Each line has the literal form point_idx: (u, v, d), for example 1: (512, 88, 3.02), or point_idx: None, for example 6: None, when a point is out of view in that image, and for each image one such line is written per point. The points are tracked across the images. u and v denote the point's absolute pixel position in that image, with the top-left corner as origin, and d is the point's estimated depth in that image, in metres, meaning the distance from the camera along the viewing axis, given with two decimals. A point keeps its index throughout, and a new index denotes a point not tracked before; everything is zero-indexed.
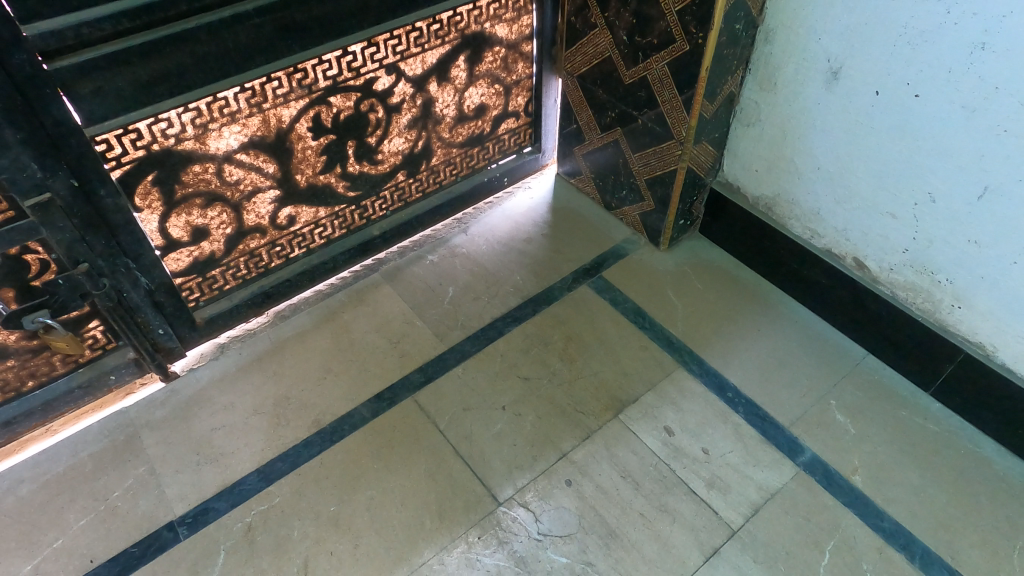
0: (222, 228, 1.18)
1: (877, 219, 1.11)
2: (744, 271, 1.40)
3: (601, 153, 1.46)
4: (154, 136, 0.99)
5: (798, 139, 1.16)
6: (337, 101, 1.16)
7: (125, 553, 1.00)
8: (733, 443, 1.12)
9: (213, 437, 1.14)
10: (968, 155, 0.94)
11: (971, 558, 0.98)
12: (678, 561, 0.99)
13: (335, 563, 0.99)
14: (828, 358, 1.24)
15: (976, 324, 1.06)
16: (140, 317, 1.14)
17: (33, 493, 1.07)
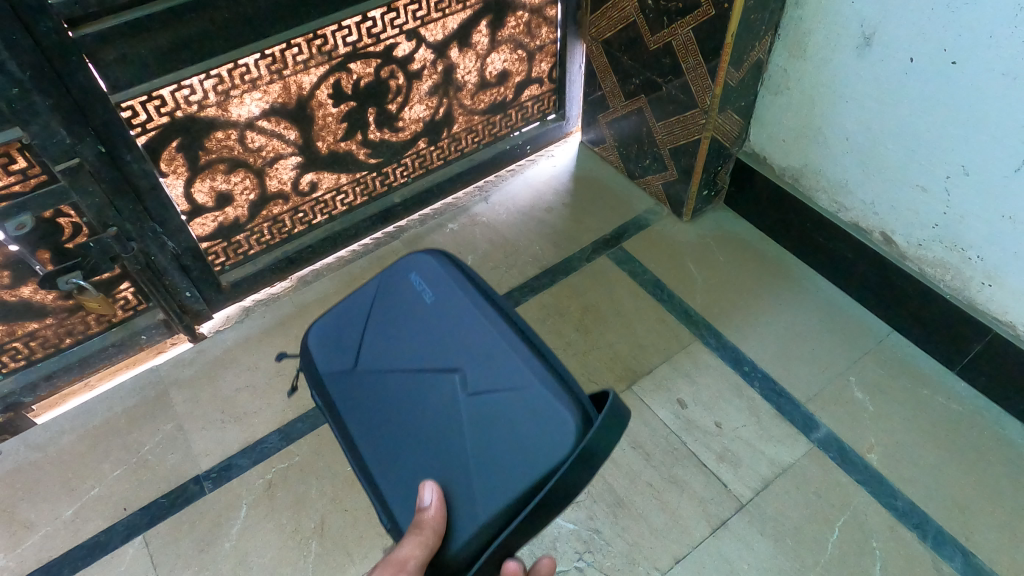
0: (246, 194, 1.20)
1: (906, 193, 1.07)
2: (768, 243, 1.37)
3: (625, 121, 1.43)
4: (177, 103, 1.01)
5: (828, 108, 1.12)
6: (357, 68, 1.16)
7: (155, 502, 1.06)
8: (747, 417, 1.12)
9: (238, 397, 1.19)
10: (1005, 127, 0.89)
11: (985, 539, 0.97)
12: (685, 532, 1.00)
13: (350, 519, 1.03)
14: (850, 335, 1.22)
15: (1006, 303, 1.02)
16: (167, 279, 1.18)
17: (71, 443, 1.13)
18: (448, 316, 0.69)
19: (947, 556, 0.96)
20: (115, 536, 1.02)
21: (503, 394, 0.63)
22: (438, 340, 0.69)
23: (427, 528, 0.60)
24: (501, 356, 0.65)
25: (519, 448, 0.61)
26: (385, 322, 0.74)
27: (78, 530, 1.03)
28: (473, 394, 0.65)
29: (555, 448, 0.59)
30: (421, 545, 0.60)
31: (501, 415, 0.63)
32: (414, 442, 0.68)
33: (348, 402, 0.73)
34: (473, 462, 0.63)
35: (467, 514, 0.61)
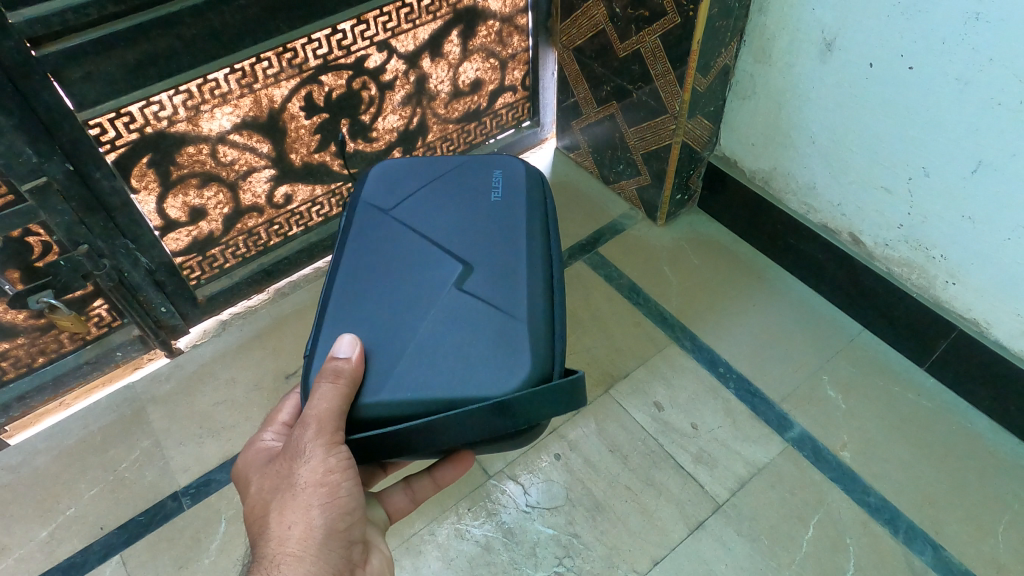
0: (220, 208, 1.20)
1: (872, 193, 1.09)
2: (742, 245, 1.40)
3: (598, 128, 1.45)
4: (147, 119, 1.00)
5: (794, 112, 1.14)
6: (329, 80, 1.16)
7: (133, 520, 1.05)
8: (722, 418, 1.13)
9: (215, 411, 1.18)
10: (961, 129, 0.91)
11: (954, 533, 0.99)
12: (662, 533, 1.01)
13: None
14: (822, 334, 1.24)
15: (969, 300, 1.04)
16: (142, 295, 1.17)
17: (46, 463, 1.12)
18: (499, 211, 0.79)
19: (918, 550, 0.97)
20: (92, 555, 1.01)
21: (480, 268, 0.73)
22: (467, 216, 0.79)
23: (346, 378, 0.63)
24: (517, 266, 0.74)
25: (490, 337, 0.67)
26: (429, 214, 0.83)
27: (54, 552, 1.02)
28: (476, 285, 0.72)
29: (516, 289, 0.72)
30: (339, 397, 0.62)
31: (486, 285, 0.72)
32: (414, 281, 0.73)
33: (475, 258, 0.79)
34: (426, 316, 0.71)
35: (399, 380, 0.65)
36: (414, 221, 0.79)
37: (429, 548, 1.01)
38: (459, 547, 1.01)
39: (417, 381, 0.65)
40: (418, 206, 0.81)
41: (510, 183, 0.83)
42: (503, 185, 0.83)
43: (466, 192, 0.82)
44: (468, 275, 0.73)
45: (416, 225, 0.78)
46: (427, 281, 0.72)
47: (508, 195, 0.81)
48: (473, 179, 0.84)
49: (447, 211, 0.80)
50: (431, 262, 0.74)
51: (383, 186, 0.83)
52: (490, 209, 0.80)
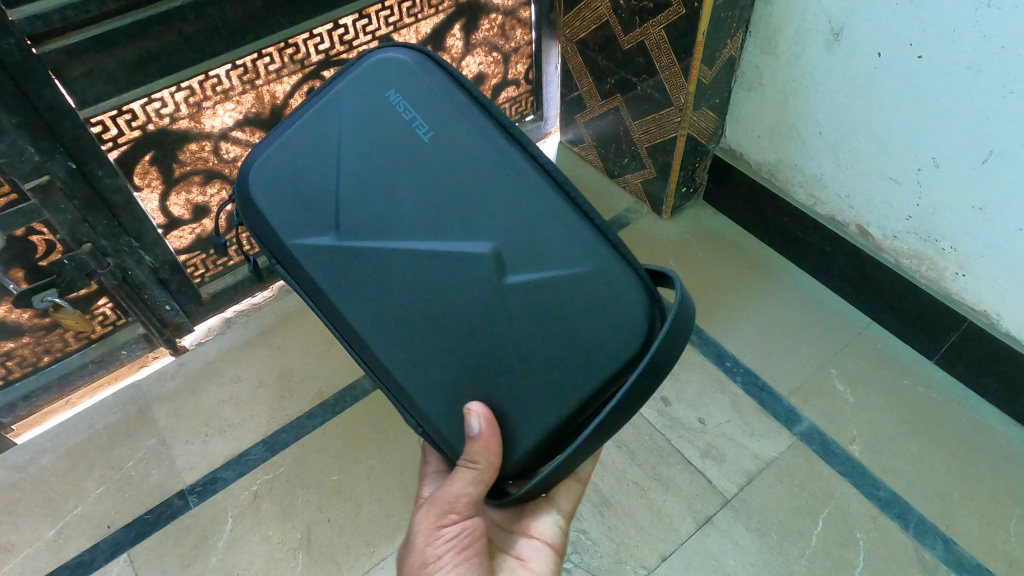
0: (223, 205, 1.20)
1: (880, 185, 1.08)
2: (748, 238, 1.39)
3: (603, 121, 1.44)
4: (148, 117, 1.00)
5: (800, 103, 1.13)
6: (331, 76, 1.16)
7: (140, 519, 1.05)
8: (730, 412, 1.13)
9: (221, 409, 1.18)
10: (972, 118, 0.90)
11: (965, 526, 0.98)
12: (670, 528, 1.00)
13: (337, 529, 1.03)
14: (830, 327, 1.23)
15: (980, 292, 1.03)
16: (146, 293, 1.17)
17: (53, 462, 1.12)
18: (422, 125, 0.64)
19: (929, 544, 0.97)
20: (99, 554, 1.02)
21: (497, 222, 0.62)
22: (411, 162, 0.64)
23: (482, 463, 0.62)
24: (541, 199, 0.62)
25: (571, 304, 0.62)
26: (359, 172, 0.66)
27: (62, 550, 1.02)
28: (523, 268, 0.62)
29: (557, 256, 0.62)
30: (467, 485, 0.64)
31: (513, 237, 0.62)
32: (446, 312, 0.64)
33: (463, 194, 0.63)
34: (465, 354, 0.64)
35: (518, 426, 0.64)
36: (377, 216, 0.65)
37: None
38: None
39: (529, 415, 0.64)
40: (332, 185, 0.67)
41: (420, 98, 0.64)
42: (414, 105, 0.64)
43: (381, 135, 0.65)
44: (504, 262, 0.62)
45: (355, 205, 0.66)
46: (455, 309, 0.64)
47: (426, 113, 0.64)
48: (374, 114, 0.65)
49: (377, 168, 0.65)
50: (442, 269, 0.64)
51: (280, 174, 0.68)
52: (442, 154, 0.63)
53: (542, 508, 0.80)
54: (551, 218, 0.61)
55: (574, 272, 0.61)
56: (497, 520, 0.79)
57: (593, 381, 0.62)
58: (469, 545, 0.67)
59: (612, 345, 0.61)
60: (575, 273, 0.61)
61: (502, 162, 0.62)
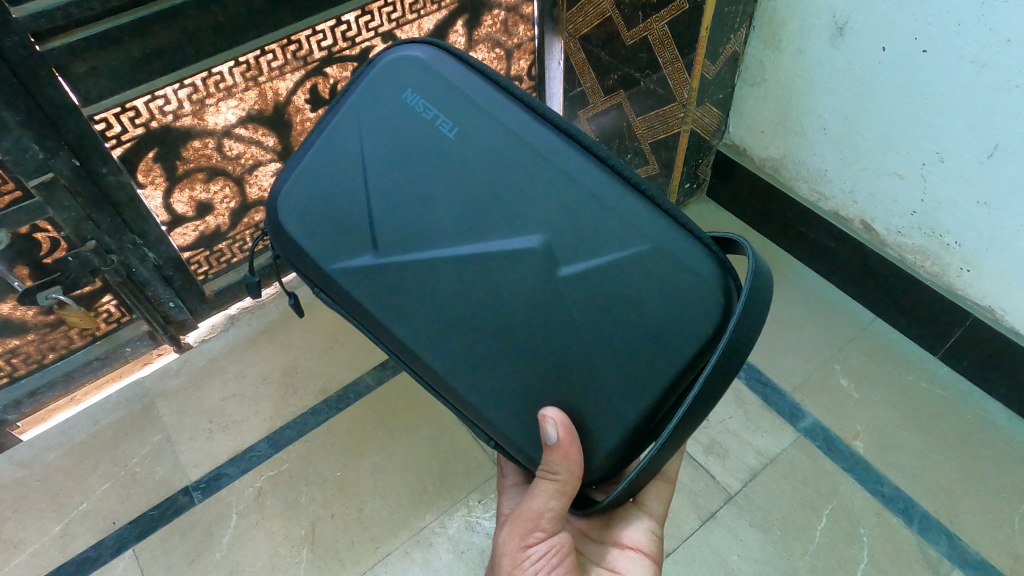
0: (226, 202, 1.20)
1: (884, 180, 1.08)
2: (752, 234, 1.38)
3: (606, 116, 1.33)
4: (152, 114, 1.00)
5: (804, 98, 1.13)
6: (334, 72, 1.16)
7: (145, 515, 1.05)
8: (733, 408, 1.13)
9: (225, 405, 1.19)
10: (977, 112, 0.90)
11: (970, 522, 0.98)
12: (673, 524, 1.01)
13: (341, 525, 1.04)
14: (834, 322, 1.23)
15: (984, 288, 1.03)
16: (149, 290, 1.17)
17: (58, 459, 1.12)
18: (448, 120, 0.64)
19: (933, 540, 0.97)
20: (105, 550, 1.02)
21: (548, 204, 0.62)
22: (443, 163, 0.65)
23: (561, 476, 0.63)
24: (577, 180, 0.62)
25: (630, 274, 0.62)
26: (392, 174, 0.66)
27: (67, 546, 1.02)
28: (577, 257, 0.62)
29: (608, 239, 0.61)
30: (548, 498, 0.64)
31: (565, 220, 0.62)
32: (489, 311, 0.64)
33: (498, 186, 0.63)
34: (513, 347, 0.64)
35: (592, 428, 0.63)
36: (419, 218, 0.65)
37: (440, 540, 1.02)
38: (470, 539, 1.01)
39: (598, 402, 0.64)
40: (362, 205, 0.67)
41: (435, 96, 0.65)
42: (433, 104, 0.65)
43: (405, 141, 0.65)
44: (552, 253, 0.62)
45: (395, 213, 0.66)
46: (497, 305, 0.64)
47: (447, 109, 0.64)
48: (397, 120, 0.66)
49: (410, 169, 0.65)
50: (490, 266, 0.63)
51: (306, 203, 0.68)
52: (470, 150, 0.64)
53: (633, 514, 0.78)
54: (594, 194, 0.61)
55: (631, 252, 0.61)
56: (584, 530, 0.78)
57: (666, 366, 0.61)
58: (557, 559, 0.67)
59: (686, 325, 0.61)
60: (632, 249, 0.61)
61: (525, 145, 0.62)
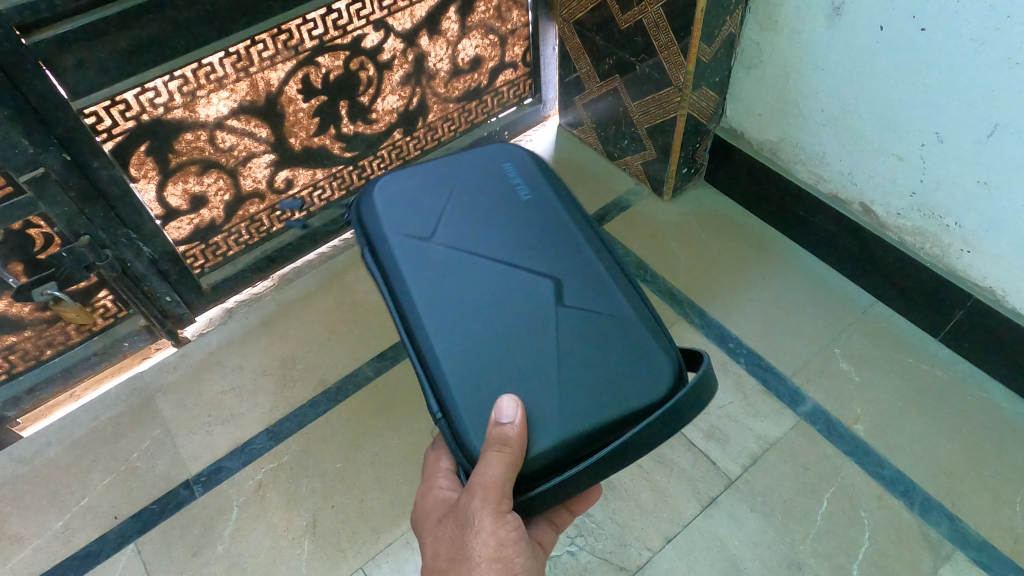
0: (220, 195, 1.19)
1: (883, 162, 1.07)
2: (750, 219, 1.37)
3: (601, 103, 1.42)
4: (142, 106, 0.99)
5: (802, 79, 1.12)
6: (326, 61, 1.14)
7: (146, 509, 1.05)
8: (733, 393, 1.12)
9: (224, 399, 1.19)
10: (976, 91, 0.89)
11: (971, 504, 0.98)
12: (674, 510, 1.00)
13: (342, 516, 1.04)
14: (835, 306, 1.22)
15: (985, 268, 1.02)
16: (146, 285, 1.17)
17: (58, 455, 1.12)
18: (545, 210, 0.79)
19: (934, 522, 0.96)
20: (107, 544, 1.02)
21: (580, 287, 0.72)
22: (517, 241, 0.76)
23: (516, 446, 0.60)
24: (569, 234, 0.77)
25: (647, 384, 0.65)
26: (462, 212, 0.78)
27: (70, 541, 1.03)
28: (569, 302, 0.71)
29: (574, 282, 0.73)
30: (506, 464, 0.59)
31: (588, 305, 0.71)
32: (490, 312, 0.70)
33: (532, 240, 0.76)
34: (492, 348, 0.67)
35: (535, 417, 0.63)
36: (463, 243, 0.75)
37: None
38: None
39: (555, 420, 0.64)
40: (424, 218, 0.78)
41: (521, 171, 0.83)
42: (523, 178, 0.82)
43: (483, 195, 0.80)
44: (561, 289, 0.72)
45: (475, 267, 0.73)
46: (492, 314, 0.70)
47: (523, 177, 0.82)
48: (487, 178, 0.82)
49: (478, 214, 0.78)
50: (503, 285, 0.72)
51: (417, 218, 0.77)
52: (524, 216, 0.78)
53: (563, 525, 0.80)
54: (586, 263, 0.74)
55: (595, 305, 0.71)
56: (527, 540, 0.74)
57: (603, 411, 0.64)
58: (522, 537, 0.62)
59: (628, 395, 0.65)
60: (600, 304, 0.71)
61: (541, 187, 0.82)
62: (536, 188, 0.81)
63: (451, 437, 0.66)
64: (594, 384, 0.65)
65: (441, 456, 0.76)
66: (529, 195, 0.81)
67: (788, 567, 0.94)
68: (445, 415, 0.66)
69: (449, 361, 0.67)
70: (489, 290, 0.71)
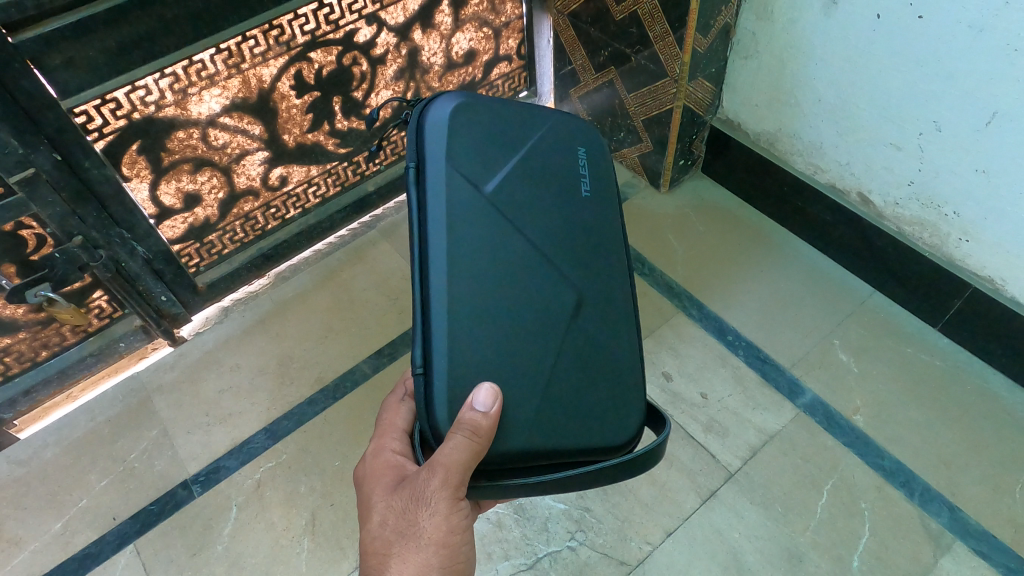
0: (214, 193, 1.18)
1: (881, 151, 1.06)
2: (748, 210, 1.37)
3: (597, 96, 1.41)
4: (133, 105, 0.98)
5: (799, 69, 1.11)
6: (318, 57, 1.13)
7: (145, 510, 1.05)
8: (732, 386, 1.12)
9: (221, 398, 1.18)
10: (974, 79, 0.88)
11: (971, 493, 0.98)
12: (674, 504, 1.00)
13: (341, 514, 1.03)
14: (833, 296, 1.22)
15: (983, 257, 1.02)
16: (141, 284, 1.16)
17: (56, 457, 1.12)
18: (584, 220, 0.77)
19: (934, 512, 0.96)
20: (106, 545, 1.02)
21: (592, 314, 0.73)
22: (551, 236, 0.73)
23: (485, 438, 0.59)
24: (599, 256, 0.76)
25: (610, 431, 0.70)
26: (514, 177, 0.73)
27: (69, 543, 1.02)
28: (581, 322, 0.72)
29: (589, 303, 0.73)
30: (471, 451, 0.59)
31: (593, 336, 0.72)
32: (517, 293, 0.68)
33: (569, 247, 0.74)
34: (510, 337, 0.66)
35: (516, 421, 0.64)
36: (503, 213, 0.70)
37: None
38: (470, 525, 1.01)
39: (535, 428, 0.65)
40: (474, 160, 0.71)
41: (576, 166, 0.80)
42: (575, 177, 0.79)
43: (537, 170, 0.76)
44: (581, 307, 0.72)
45: (516, 242, 0.70)
46: (517, 300, 0.67)
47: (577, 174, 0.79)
48: (545, 155, 0.77)
49: (527, 191, 0.73)
50: (533, 272, 0.70)
51: (473, 161, 0.71)
52: (565, 216, 0.76)
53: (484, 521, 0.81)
54: (604, 291, 0.75)
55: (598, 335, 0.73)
56: None
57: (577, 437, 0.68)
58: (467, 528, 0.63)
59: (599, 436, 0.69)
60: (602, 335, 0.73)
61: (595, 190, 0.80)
62: (585, 194, 0.79)
63: (425, 395, 0.64)
64: (571, 409, 0.68)
65: (395, 420, 0.75)
66: (592, 194, 0.79)
67: (788, 559, 0.94)
68: (427, 370, 0.64)
69: (458, 322, 0.64)
70: (519, 276, 0.68)
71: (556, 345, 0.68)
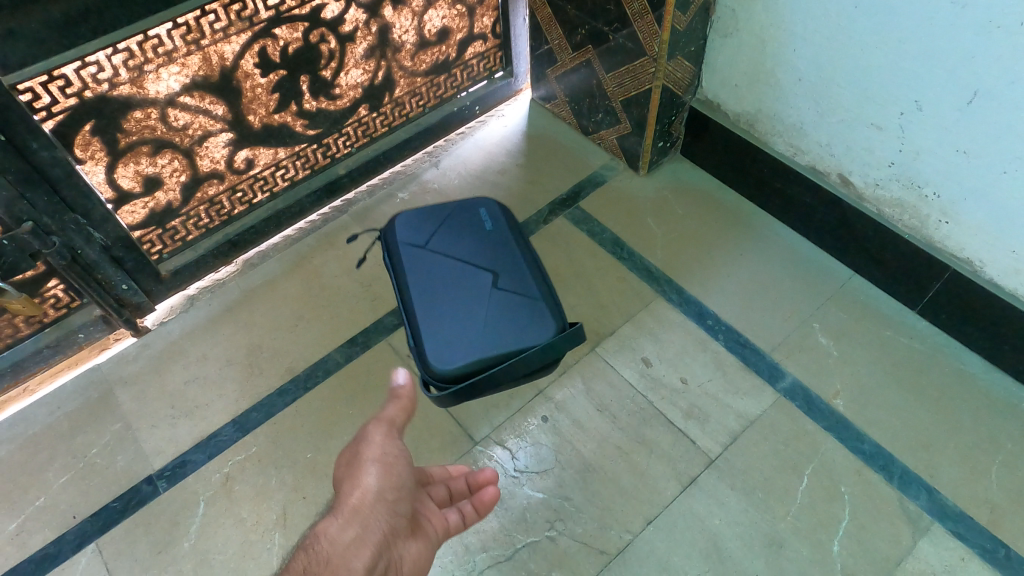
0: (176, 176, 1.13)
1: (861, 132, 1.04)
2: (727, 193, 1.35)
3: (574, 76, 1.38)
4: (85, 82, 0.92)
5: (779, 48, 1.08)
6: (283, 33, 1.08)
7: (107, 507, 1.01)
8: (712, 371, 1.10)
9: (187, 389, 1.14)
10: (955, 58, 0.86)
11: (949, 476, 0.98)
12: (654, 492, 0.99)
13: (313, 508, 1.00)
14: (812, 280, 1.21)
15: (963, 239, 1.01)
16: (99, 273, 1.11)
17: (12, 453, 1.07)
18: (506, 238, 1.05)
19: (913, 495, 0.96)
20: (66, 545, 0.98)
21: (511, 279, 1.00)
22: (486, 254, 1.03)
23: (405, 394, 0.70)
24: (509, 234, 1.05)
25: (527, 337, 0.94)
26: (456, 233, 1.06)
27: (25, 543, 0.98)
28: (502, 282, 0.99)
29: (512, 272, 1.00)
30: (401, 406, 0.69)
31: (517, 285, 0.99)
32: (455, 281, 1.00)
33: (494, 246, 1.04)
34: (450, 306, 0.97)
35: (450, 352, 0.93)
36: (450, 254, 1.03)
37: None
38: None
39: (467, 350, 0.93)
40: (425, 230, 1.06)
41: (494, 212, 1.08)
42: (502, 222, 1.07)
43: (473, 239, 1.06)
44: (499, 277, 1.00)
45: (455, 269, 1.01)
46: (459, 291, 0.99)
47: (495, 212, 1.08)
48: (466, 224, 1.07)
49: (465, 238, 1.05)
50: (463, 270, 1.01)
51: (409, 230, 1.06)
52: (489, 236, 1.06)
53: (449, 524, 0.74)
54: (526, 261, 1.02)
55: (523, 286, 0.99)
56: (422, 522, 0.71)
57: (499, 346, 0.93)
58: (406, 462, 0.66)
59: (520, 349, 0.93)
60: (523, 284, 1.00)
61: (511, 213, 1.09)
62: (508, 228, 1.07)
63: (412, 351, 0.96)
64: (496, 332, 0.94)
65: None
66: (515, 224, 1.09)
67: (769, 545, 0.93)
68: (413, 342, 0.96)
69: (419, 316, 0.96)
70: (457, 278, 1.00)
71: (478, 300, 0.98)
